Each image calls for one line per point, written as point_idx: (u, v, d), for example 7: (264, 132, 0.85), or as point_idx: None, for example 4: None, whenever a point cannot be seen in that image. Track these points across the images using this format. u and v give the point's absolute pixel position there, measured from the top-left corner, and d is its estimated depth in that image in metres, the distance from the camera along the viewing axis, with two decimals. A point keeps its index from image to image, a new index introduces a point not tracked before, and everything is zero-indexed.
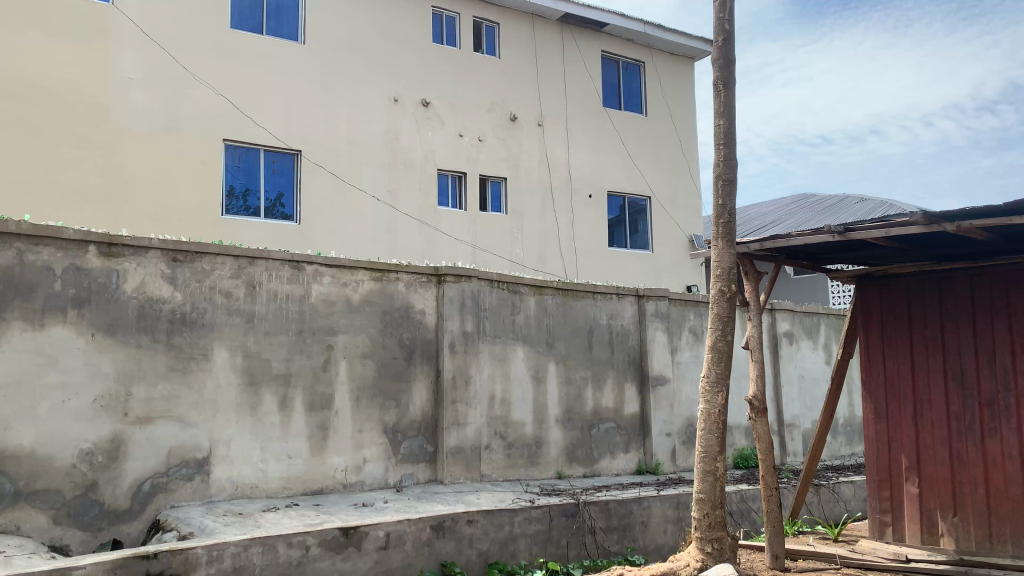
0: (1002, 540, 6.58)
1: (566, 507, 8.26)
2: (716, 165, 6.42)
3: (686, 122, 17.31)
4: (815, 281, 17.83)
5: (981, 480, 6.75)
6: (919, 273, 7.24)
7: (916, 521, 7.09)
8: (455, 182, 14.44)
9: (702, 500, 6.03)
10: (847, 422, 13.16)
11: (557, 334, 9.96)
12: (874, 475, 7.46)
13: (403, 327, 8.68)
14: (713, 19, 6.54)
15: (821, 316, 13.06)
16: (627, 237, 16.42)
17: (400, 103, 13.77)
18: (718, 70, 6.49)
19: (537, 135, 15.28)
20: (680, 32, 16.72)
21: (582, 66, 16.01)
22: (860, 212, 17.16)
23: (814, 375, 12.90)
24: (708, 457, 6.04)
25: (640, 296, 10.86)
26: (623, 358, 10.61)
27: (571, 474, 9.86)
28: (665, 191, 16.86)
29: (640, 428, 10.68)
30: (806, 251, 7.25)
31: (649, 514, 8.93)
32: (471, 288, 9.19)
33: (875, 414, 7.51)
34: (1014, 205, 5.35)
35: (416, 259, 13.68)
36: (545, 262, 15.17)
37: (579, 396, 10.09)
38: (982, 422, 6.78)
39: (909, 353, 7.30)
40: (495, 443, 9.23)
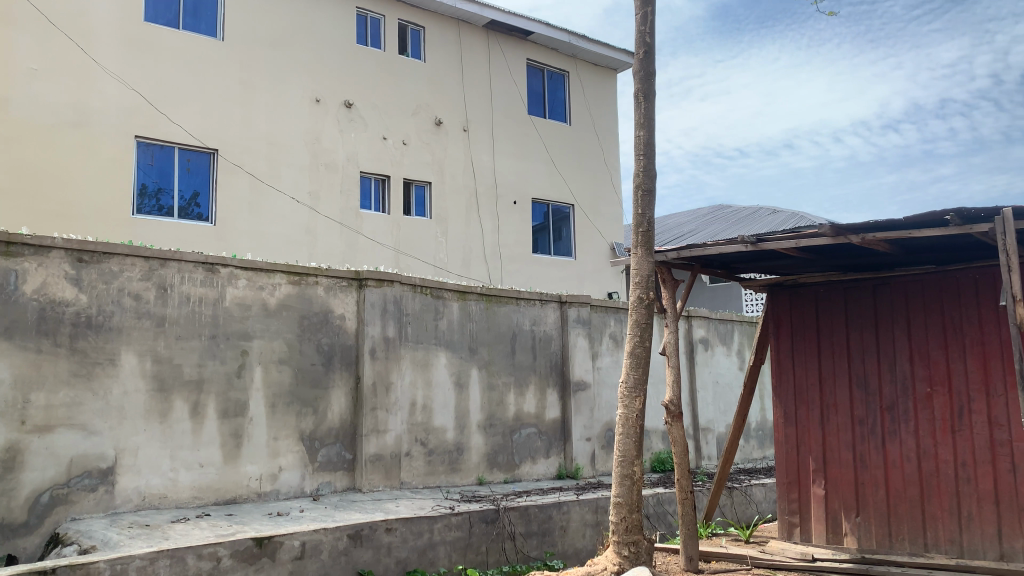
0: (900, 539, 6.89)
1: (486, 513, 8.25)
2: (636, 175, 6.54)
3: (609, 131, 17.59)
4: (730, 290, 18.38)
5: (882, 482, 7.06)
6: (827, 283, 7.53)
7: (823, 521, 7.37)
8: (378, 185, 14.28)
9: (620, 504, 6.11)
10: (759, 426, 13.59)
11: (480, 340, 9.96)
12: (783, 477, 7.70)
13: (322, 333, 8.52)
14: (635, 31, 6.66)
15: (734, 323, 13.45)
16: (551, 244, 16.55)
17: (322, 104, 13.55)
18: (639, 83, 6.61)
19: (462, 141, 15.26)
20: (603, 44, 17.01)
21: (508, 73, 16.07)
22: (773, 223, 17.77)
23: (727, 380, 13.27)
24: (626, 461, 6.12)
25: (563, 301, 10.96)
26: (546, 363, 10.69)
27: (491, 480, 9.85)
28: (587, 199, 17.08)
29: (561, 433, 10.77)
30: (721, 260, 7.44)
31: (569, 519, 9.01)
32: (393, 292, 9.10)
33: (784, 418, 7.77)
34: (913, 219, 5.60)
35: (337, 262, 13.45)
36: (469, 267, 15.14)
37: (501, 402, 10.10)
38: (883, 426, 7.10)
39: (816, 360, 7.59)
40: (415, 450, 9.14)
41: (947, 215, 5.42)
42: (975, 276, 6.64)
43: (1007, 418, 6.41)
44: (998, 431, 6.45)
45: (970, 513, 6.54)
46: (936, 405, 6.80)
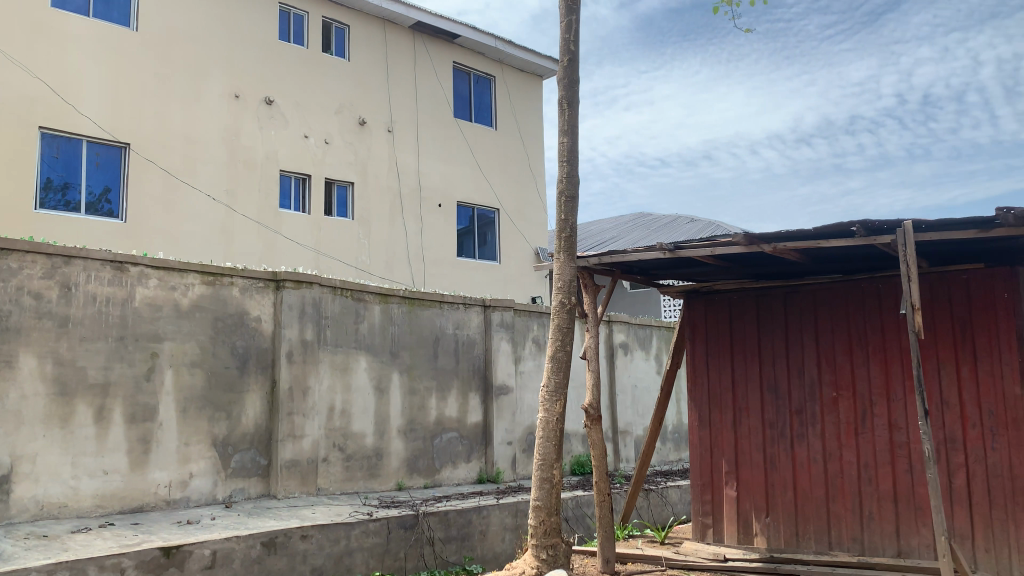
0: (807, 538, 7.15)
1: (404, 518, 8.16)
2: (560, 181, 6.60)
3: (534, 137, 17.70)
4: (649, 296, 18.74)
5: (790, 483, 7.31)
6: (740, 290, 7.75)
7: (734, 522, 7.57)
8: (298, 185, 14.00)
9: (539, 507, 6.13)
10: (676, 429, 13.90)
11: (401, 344, 9.86)
12: (697, 479, 7.89)
13: (237, 335, 8.28)
14: (559, 39, 6.71)
15: (653, 328, 13.71)
16: (475, 248, 16.52)
17: (242, 101, 13.20)
18: (562, 90, 6.67)
19: (386, 141, 15.11)
20: (529, 50, 17.12)
21: (434, 75, 16.00)
22: (691, 231, 18.20)
23: (645, 384, 13.52)
24: (545, 465, 6.14)
25: (487, 305, 10.95)
26: (468, 367, 10.66)
27: (411, 486, 9.75)
28: (512, 204, 17.15)
29: (482, 437, 10.76)
30: (640, 266, 7.56)
31: (488, 523, 9.00)
32: (312, 295, 8.91)
33: (699, 422, 7.95)
34: (821, 230, 5.80)
35: (254, 263, 13.11)
36: (391, 270, 14.97)
37: (422, 406, 10.02)
38: (792, 429, 7.35)
39: (730, 365, 7.80)
40: (333, 456, 8.97)
41: (853, 227, 5.64)
42: (878, 285, 6.95)
43: (906, 421, 6.73)
44: (898, 433, 6.76)
45: (871, 513, 6.83)
46: (841, 409, 7.08)
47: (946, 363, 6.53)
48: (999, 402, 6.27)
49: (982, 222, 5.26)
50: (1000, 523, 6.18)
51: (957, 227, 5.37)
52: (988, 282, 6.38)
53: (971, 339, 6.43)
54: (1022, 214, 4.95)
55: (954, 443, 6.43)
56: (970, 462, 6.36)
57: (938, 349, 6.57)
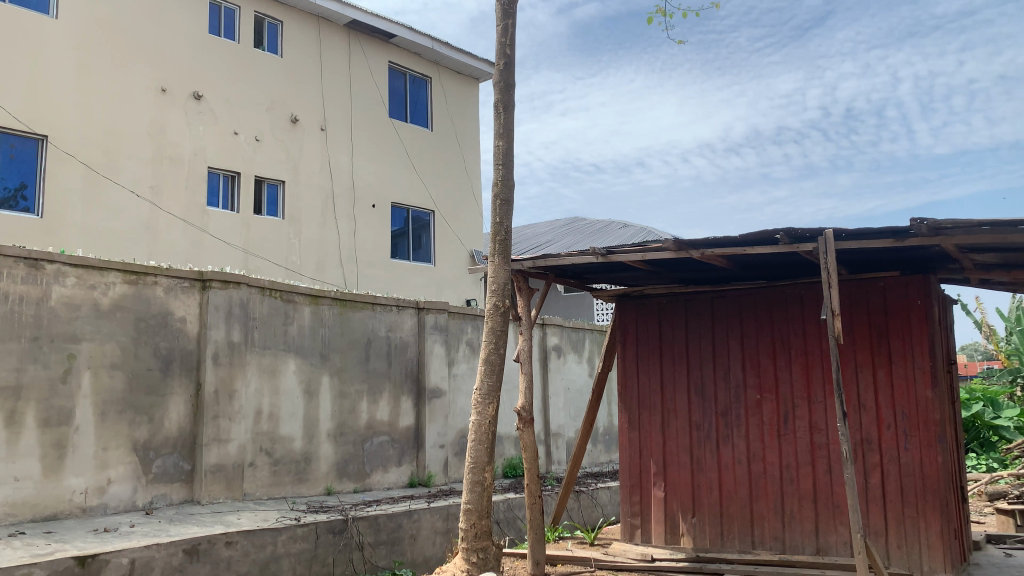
0: (731, 537, 7.32)
1: (333, 523, 8.04)
2: (495, 184, 6.60)
3: (470, 139, 17.68)
4: (582, 299, 18.93)
5: (715, 483, 7.48)
6: (670, 295, 7.90)
7: (662, 523, 7.70)
8: (227, 183, 13.66)
9: (470, 510, 6.11)
10: (606, 430, 14.08)
11: (332, 346, 9.72)
12: (626, 481, 8.01)
13: (160, 336, 8.03)
14: (495, 42, 6.70)
15: (586, 331, 13.86)
16: (410, 250, 16.41)
17: (169, 95, 12.82)
18: (499, 94, 6.68)
19: (319, 140, 14.88)
20: (466, 53, 17.09)
21: (369, 75, 15.83)
22: (624, 237, 18.46)
23: (578, 388, 13.65)
24: (476, 468, 6.12)
25: (420, 308, 10.87)
26: (401, 370, 10.58)
27: (340, 490, 9.61)
28: (447, 206, 17.09)
29: (414, 441, 10.69)
30: (573, 270, 7.64)
31: (419, 527, 8.94)
32: (240, 295, 8.70)
33: (629, 423, 8.06)
34: (747, 238, 5.95)
35: (179, 262, 12.73)
36: (323, 270, 14.73)
37: (353, 410, 9.91)
38: (718, 431, 7.52)
39: (659, 367, 7.94)
40: (260, 460, 8.78)
41: (777, 235, 5.79)
42: (801, 291, 7.19)
43: (825, 423, 6.97)
44: (818, 435, 6.99)
45: (792, 512, 7.04)
46: (765, 411, 7.28)
47: (863, 367, 6.79)
48: (912, 405, 6.55)
49: (897, 232, 5.46)
50: (911, 521, 6.45)
51: (875, 236, 5.57)
52: (903, 289, 6.65)
53: (886, 344, 6.70)
54: (935, 225, 5.10)
55: (871, 443, 6.69)
56: (884, 462, 6.62)
57: (856, 353, 6.83)
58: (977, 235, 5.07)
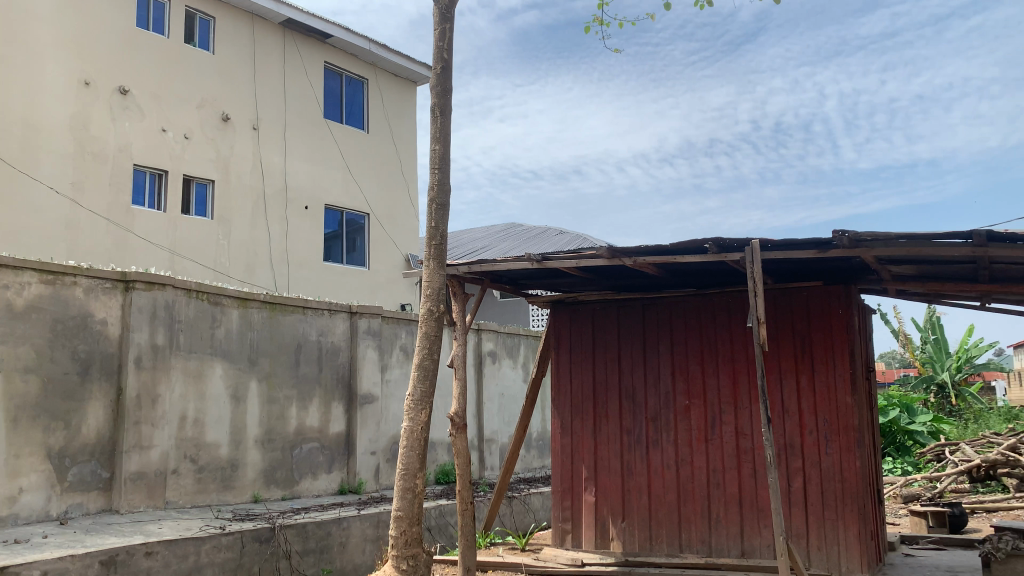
0: (659, 541, 7.42)
1: (259, 532, 7.85)
2: (431, 189, 6.53)
3: (406, 142, 17.54)
4: (517, 305, 18.98)
5: (645, 488, 7.58)
6: (603, 301, 7.99)
7: (592, 527, 7.77)
8: (154, 181, 13.26)
9: (400, 517, 5.99)
10: (540, 436, 14.14)
11: (261, 351, 9.51)
12: (558, 486, 8.05)
13: (79, 339, 7.72)
14: (433, 46, 6.65)
15: (521, 337, 13.90)
16: (343, 253, 16.20)
17: (92, 88, 12.38)
18: (435, 97, 6.62)
19: (250, 139, 14.57)
20: (404, 55, 16.97)
21: (304, 74, 15.57)
22: (559, 243, 18.59)
23: (512, 393, 13.67)
24: (408, 474, 6.01)
25: (353, 312, 10.73)
26: (332, 375, 10.42)
27: (268, 498, 9.40)
28: (383, 209, 16.93)
29: (345, 447, 10.53)
30: (508, 276, 7.65)
31: (348, 534, 8.80)
32: (165, 297, 8.43)
33: (562, 429, 8.11)
34: (678, 246, 6.04)
35: (101, 262, 12.28)
36: (253, 273, 14.41)
37: (282, 416, 9.72)
38: (648, 436, 7.63)
39: (591, 373, 8.01)
40: (183, 467, 8.52)
41: (706, 243, 5.90)
42: (729, 300, 7.35)
43: (751, 428, 7.15)
44: (744, 440, 7.16)
45: (718, 516, 7.19)
46: (693, 416, 7.42)
47: (787, 375, 6.99)
48: (833, 411, 6.76)
49: (820, 244, 5.63)
50: (831, 523, 6.65)
51: (800, 247, 5.73)
52: (825, 299, 6.87)
53: (809, 352, 6.91)
54: (855, 237, 5.29)
55: (793, 448, 6.88)
56: (806, 466, 6.82)
57: (780, 361, 7.03)
58: (894, 247, 5.27)
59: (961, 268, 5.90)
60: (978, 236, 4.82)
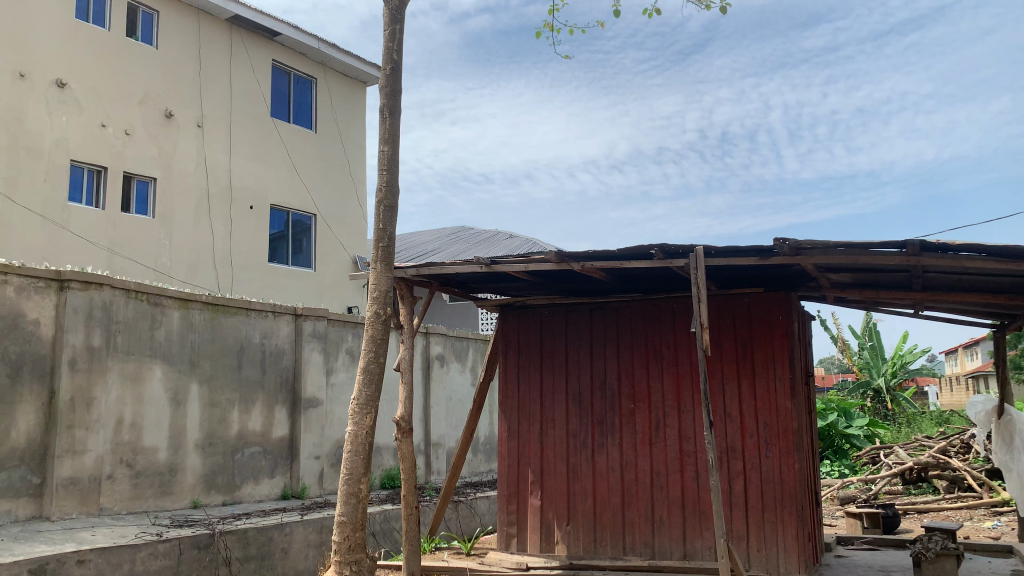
0: (603, 544, 7.48)
1: (198, 538, 7.67)
2: (379, 190, 6.47)
3: (355, 143, 17.38)
4: (466, 309, 18.94)
5: (590, 491, 7.63)
6: (551, 306, 8.03)
7: (537, 531, 7.79)
8: (92, 178, 12.89)
9: (343, 522, 5.89)
10: (487, 440, 14.13)
11: (202, 353, 9.30)
12: (504, 490, 8.05)
13: (10, 339, 7.43)
14: (383, 46, 6.59)
15: (470, 340, 13.88)
16: (289, 254, 15.95)
17: (28, 80, 11.98)
18: (384, 98, 6.57)
19: (194, 137, 14.26)
20: (353, 55, 16.82)
21: (251, 72, 15.31)
22: (509, 247, 18.61)
23: (460, 397, 13.63)
24: (352, 479, 5.92)
25: (298, 314, 10.57)
26: (275, 378, 10.25)
27: (207, 503, 9.19)
28: (330, 210, 16.73)
29: (288, 451, 10.37)
30: (457, 279, 7.63)
31: (290, 540, 8.66)
32: (102, 297, 8.19)
33: (508, 432, 8.12)
34: (625, 252, 6.10)
35: (35, 260, 11.85)
36: (195, 274, 14.09)
37: (223, 419, 9.52)
38: (593, 439, 7.68)
39: (539, 377, 8.05)
40: (119, 473, 8.27)
41: (652, 250, 5.97)
42: (674, 305, 7.46)
43: (693, 431, 7.25)
44: (686, 443, 7.27)
45: (661, 518, 7.27)
46: (638, 419, 7.50)
47: (729, 379, 7.12)
48: (773, 415, 6.91)
49: (763, 251, 5.75)
50: (770, 525, 6.79)
51: (742, 255, 5.85)
52: (766, 304, 7.03)
53: (751, 356, 7.05)
54: (796, 245, 5.41)
55: (734, 452, 7.01)
56: (746, 469, 6.95)
57: (723, 365, 7.16)
58: (832, 256, 5.41)
59: (895, 277, 6.09)
60: (912, 246, 4.97)
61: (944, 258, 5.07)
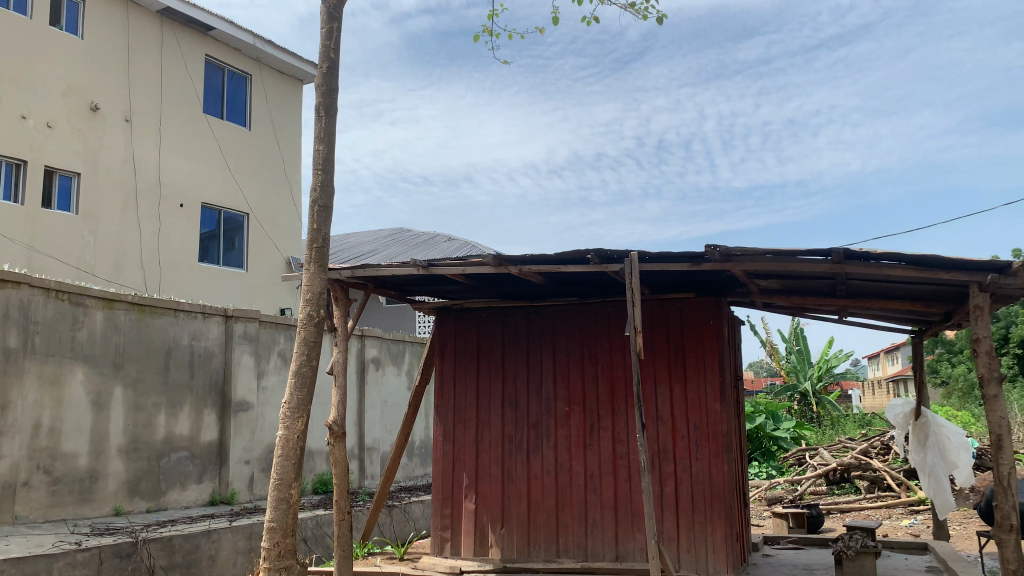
0: (537, 547, 7.51)
1: (119, 546, 7.41)
2: (313, 190, 6.35)
3: (291, 142, 17.08)
4: (403, 311, 18.82)
5: (524, 494, 7.65)
6: (488, 309, 8.04)
7: (471, 535, 7.77)
8: (10, 171, 12.36)
9: (273, 528, 5.71)
10: (422, 444, 14.05)
11: (127, 355, 9.00)
12: (439, 493, 8.02)
13: None
14: (320, 44, 6.48)
15: (406, 344, 13.79)
16: (220, 254, 15.55)
17: None
18: (320, 97, 6.46)
19: (122, 132, 13.81)
20: (290, 52, 16.54)
21: (183, 66, 14.90)
22: (447, 250, 18.54)
23: (395, 401, 13.52)
24: (283, 484, 5.75)
25: (229, 316, 10.33)
26: (204, 382, 9.99)
27: (130, 511, 8.88)
28: (264, 210, 16.39)
29: (217, 456, 10.11)
30: (393, 281, 7.57)
31: (218, 547, 8.44)
32: (20, 296, 7.84)
33: (443, 436, 8.09)
34: (562, 257, 6.14)
35: None
36: (120, 273, 13.61)
37: (148, 424, 9.22)
38: (528, 442, 7.71)
39: (475, 380, 8.04)
40: (35, 479, 7.92)
41: (588, 255, 6.02)
42: (609, 309, 7.54)
43: (626, 433, 7.35)
44: (619, 445, 7.35)
45: (594, 520, 7.34)
46: (573, 423, 7.56)
47: (661, 382, 7.24)
48: (703, 418, 7.05)
49: (694, 257, 5.86)
50: (699, 526, 6.92)
51: (675, 260, 5.95)
52: (698, 309, 7.17)
53: (683, 360, 7.18)
54: (726, 252, 5.53)
55: (666, 454, 7.13)
56: (677, 471, 7.08)
57: (656, 368, 7.28)
58: (762, 262, 5.55)
59: (821, 283, 6.28)
60: (836, 254, 5.12)
61: (866, 266, 5.25)
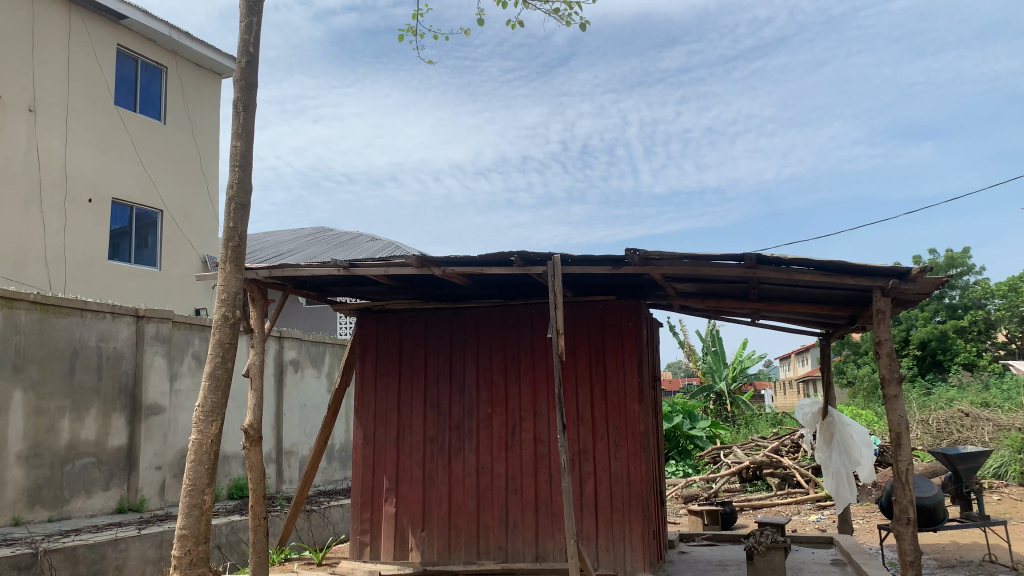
0: (457, 549, 7.49)
1: (18, 558, 7.04)
2: (230, 187, 6.18)
3: (208, 137, 16.60)
4: (324, 312, 18.52)
5: (445, 497, 7.63)
6: (410, 311, 8.00)
7: (391, 539, 7.69)
8: None
9: (185, 536, 5.49)
10: (342, 447, 13.86)
11: (29, 356, 8.56)
12: (358, 497, 7.91)
13: None
14: (238, 38, 6.31)
15: (327, 345, 13.58)
16: (131, 251, 14.96)
17: None
18: (239, 92, 6.29)
19: (25, 122, 13.15)
20: (209, 46, 16.06)
21: (92, 55, 14.29)
22: (369, 250, 18.34)
23: (315, 403, 13.30)
24: (195, 490, 5.53)
25: (140, 316, 9.99)
26: (113, 385, 9.60)
27: (30, 520, 8.44)
28: (179, 207, 15.86)
29: (125, 461, 9.74)
30: (313, 282, 7.44)
31: (126, 557, 8.11)
32: None
33: (364, 439, 8.00)
34: (484, 258, 6.16)
35: None
36: (22, 270, 12.94)
37: (51, 429, 8.80)
38: (450, 445, 7.69)
39: (397, 383, 7.98)
40: None
41: (512, 256, 6.04)
42: (531, 311, 7.60)
43: (547, 434, 7.42)
44: (540, 446, 7.41)
45: (515, 522, 7.38)
46: (494, 425, 7.58)
47: (582, 384, 7.34)
48: (622, 418, 7.17)
49: (615, 260, 5.97)
50: (618, 524, 7.04)
51: (596, 263, 6.04)
52: (619, 311, 7.30)
53: (603, 361, 7.30)
54: (645, 256, 5.65)
55: (586, 454, 7.23)
56: (597, 471, 7.18)
57: (577, 369, 7.37)
58: (679, 266, 5.69)
59: (735, 287, 6.48)
60: (749, 259, 5.30)
61: (778, 270, 5.44)
